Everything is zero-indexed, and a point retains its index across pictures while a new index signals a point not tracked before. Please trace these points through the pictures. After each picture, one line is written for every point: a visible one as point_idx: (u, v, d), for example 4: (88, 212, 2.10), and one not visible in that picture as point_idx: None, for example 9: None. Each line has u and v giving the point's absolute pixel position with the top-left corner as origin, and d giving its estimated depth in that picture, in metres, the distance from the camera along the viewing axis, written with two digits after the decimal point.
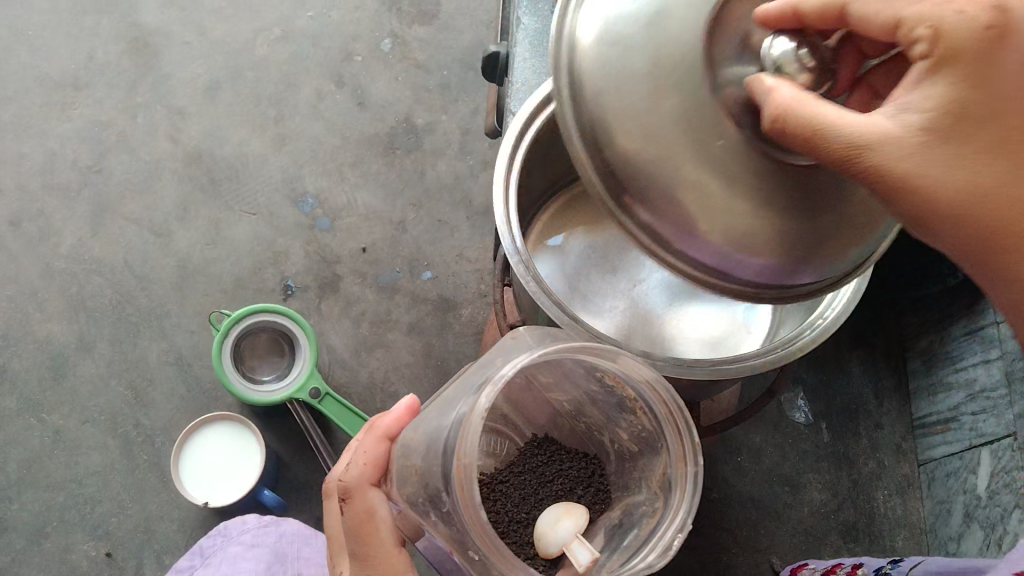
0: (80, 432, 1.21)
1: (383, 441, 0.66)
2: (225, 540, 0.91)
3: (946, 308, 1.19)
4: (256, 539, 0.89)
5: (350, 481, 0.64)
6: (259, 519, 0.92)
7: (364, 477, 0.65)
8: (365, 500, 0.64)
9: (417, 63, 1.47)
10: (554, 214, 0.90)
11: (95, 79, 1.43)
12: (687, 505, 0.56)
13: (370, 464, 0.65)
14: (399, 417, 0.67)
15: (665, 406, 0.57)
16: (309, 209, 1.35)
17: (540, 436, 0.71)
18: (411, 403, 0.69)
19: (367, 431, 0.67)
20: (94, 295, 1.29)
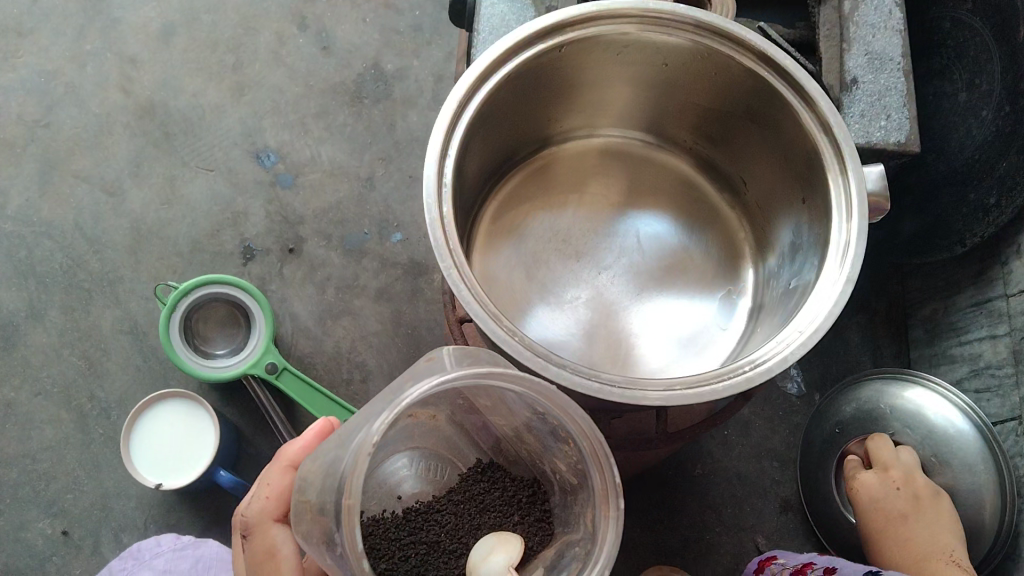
0: (33, 405, 1.16)
1: (286, 471, 0.65)
2: (135, 563, 0.91)
3: (957, 273, 1.08)
4: (169, 565, 0.90)
5: (252, 515, 0.63)
6: (173, 542, 0.93)
7: (267, 510, 0.63)
8: (265, 532, 0.62)
9: (387, 2, 1.35)
10: (513, 188, 0.80)
11: (40, 23, 1.33)
12: (606, 557, 0.51)
13: (273, 495, 0.64)
14: (303, 445, 0.66)
15: (583, 433, 0.52)
16: (271, 164, 1.27)
17: (484, 462, 0.66)
18: (319, 427, 0.68)
19: (273, 461, 0.66)
20: (44, 260, 1.22)
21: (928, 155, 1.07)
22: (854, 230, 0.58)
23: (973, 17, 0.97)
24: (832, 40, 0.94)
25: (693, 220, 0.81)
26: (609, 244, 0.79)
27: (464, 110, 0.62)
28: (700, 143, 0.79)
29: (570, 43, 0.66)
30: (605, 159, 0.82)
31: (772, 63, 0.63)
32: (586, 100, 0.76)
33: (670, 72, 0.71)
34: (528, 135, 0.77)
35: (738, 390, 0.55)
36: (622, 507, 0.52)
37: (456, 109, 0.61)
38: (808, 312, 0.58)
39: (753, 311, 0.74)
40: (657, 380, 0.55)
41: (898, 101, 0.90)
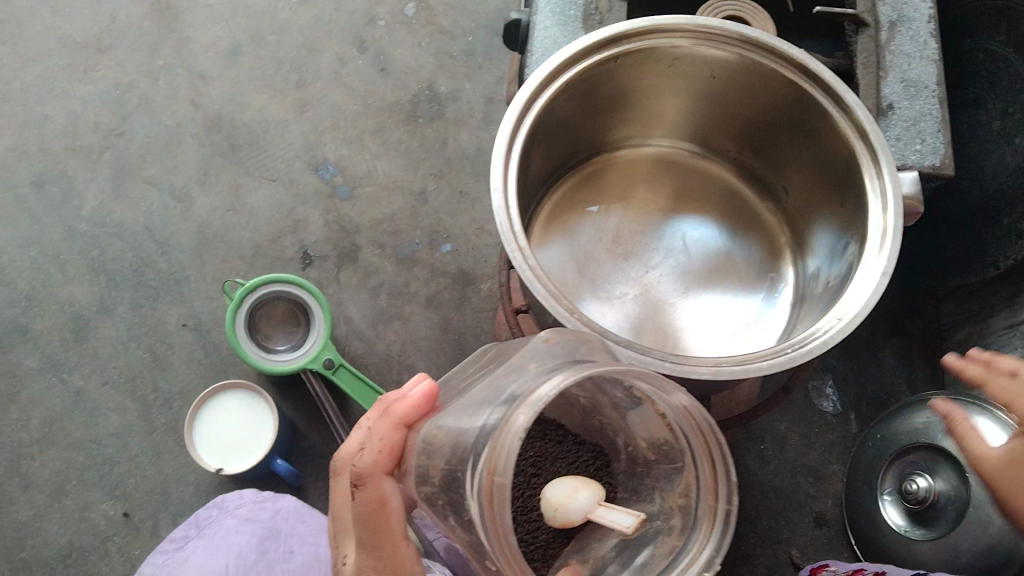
0: (100, 393, 1.23)
1: (400, 429, 0.64)
2: (219, 512, 0.92)
3: (990, 296, 1.12)
4: (251, 514, 0.90)
5: (364, 469, 0.62)
6: (255, 494, 0.93)
7: (379, 466, 0.62)
8: (378, 488, 0.62)
9: (441, 29, 1.43)
10: (566, 193, 0.87)
11: (118, 40, 1.42)
12: (715, 541, 0.56)
13: (386, 452, 0.63)
14: (417, 403, 0.64)
15: (683, 411, 0.57)
16: (330, 176, 1.34)
17: (552, 421, 0.69)
18: (432, 387, 0.66)
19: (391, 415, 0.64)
20: (115, 258, 1.29)
21: (964, 182, 1.11)
22: (890, 222, 0.64)
23: (1008, 50, 1.02)
24: (869, 66, 0.97)
25: (736, 225, 0.87)
26: (657, 245, 0.85)
27: (531, 110, 0.68)
28: (742, 152, 0.85)
29: (625, 55, 0.72)
30: (652, 166, 0.89)
31: (812, 77, 0.69)
32: (638, 110, 0.83)
33: (717, 85, 0.78)
34: (582, 142, 0.84)
35: (785, 368, 0.60)
36: (732, 502, 0.56)
37: (525, 107, 0.68)
38: (848, 299, 0.63)
39: (795, 302, 0.80)
40: (705, 362, 0.60)
41: (932, 127, 0.93)
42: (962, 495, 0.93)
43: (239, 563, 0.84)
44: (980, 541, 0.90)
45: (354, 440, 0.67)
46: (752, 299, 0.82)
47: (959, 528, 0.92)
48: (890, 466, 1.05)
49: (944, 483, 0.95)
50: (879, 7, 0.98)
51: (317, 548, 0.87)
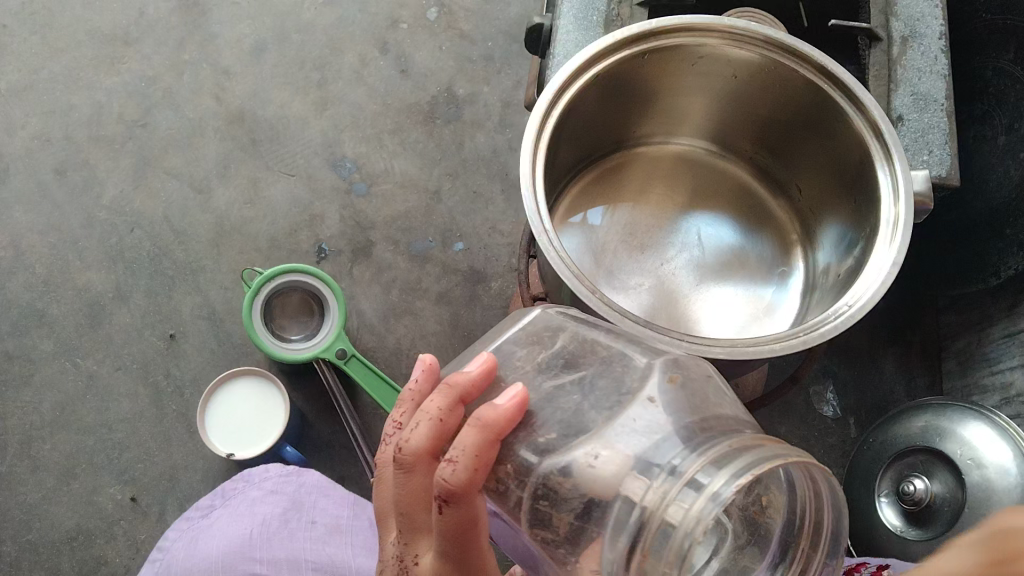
0: (113, 378, 1.25)
1: (496, 444, 0.52)
2: (245, 484, 0.94)
3: (990, 306, 1.14)
4: (276, 486, 0.92)
5: (457, 488, 0.51)
6: (282, 468, 0.95)
7: (473, 484, 0.51)
8: (469, 506, 0.52)
9: (462, 33, 1.45)
10: (585, 186, 0.89)
11: (145, 35, 1.45)
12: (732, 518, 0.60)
13: (480, 469, 0.51)
14: (511, 414, 0.52)
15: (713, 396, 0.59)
16: (347, 173, 1.36)
17: None
18: (521, 394, 0.54)
19: (480, 429, 0.51)
20: (133, 246, 1.31)
21: (967, 194, 1.13)
22: (901, 210, 0.66)
23: (1014, 66, 1.03)
24: (880, 79, 0.94)
25: (749, 224, 0.90)
26: (672, 239, 0.88)
27: (558, 99, 0.70)
28: (759, 153, 0.87)
29: (651, 52, 0.74)
30: (672, 164, 0.91)
31: (832, 78, 0.71)
32: (659, 108, 0.85)
33: (739, 84, 0.79)
34: (605, 137, 0.86)
35: (794, 350, 0.62)
36: None
37: (553, 96, 0.69)
38: (859, 286, 0.65)
39: (804, 293, 0.84)
40: (716, 344, 0.62)
41: (941, 139, 0.91)
42: (959, 497, 0.96)
43: (264, 530, 0.86)
44: None
45: (419, 432, 0.55)
46: (763, 293, 0.85)
47: (955, 527, 0.95)
48: (887, 469, 1.06)
49: (940, 485, 0.98)
50: (892, 21, 0.96)
51: (338, 519, 0.90)
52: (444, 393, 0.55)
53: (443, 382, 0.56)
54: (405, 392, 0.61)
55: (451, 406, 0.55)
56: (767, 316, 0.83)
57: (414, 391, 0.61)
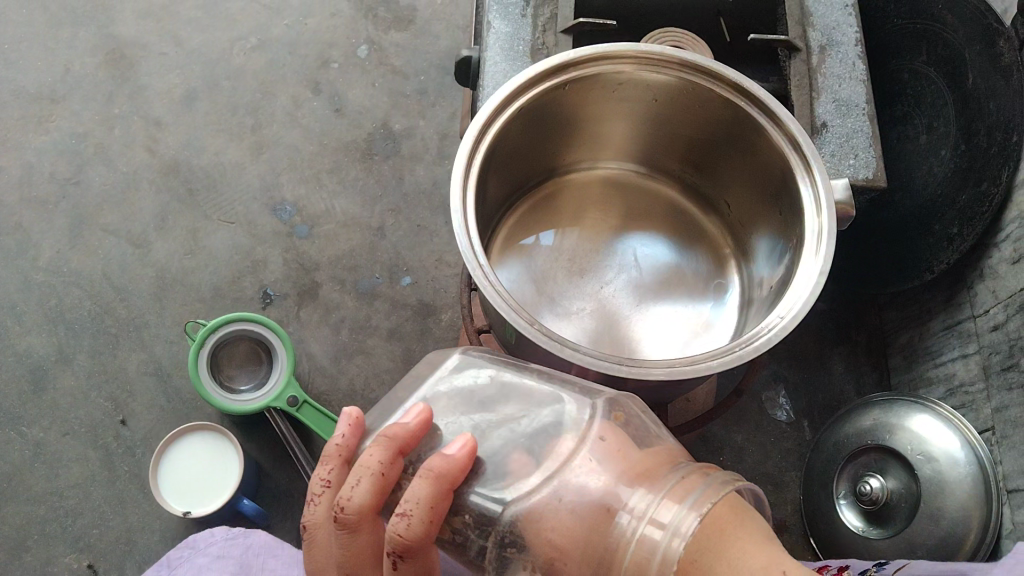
0: (61, 443, 1.21)
1: (448, 494, 0.52)
2: (191, 551, 0.92)
3: (929, 301, 1.17)
4: (223, 551, 0.90)
5: (414, 541, 0.52)
6: (227, 530, 0.93)
7: (429, 536, 0.52)
8: (426, 557, 0.53)
9: (394, 69, 1.46)
10: (520, 216, 0.90)
11: (72, 91, 1.43)
12: None
13: (435, 521, 0.52)
14: (464, 463, 0.52)
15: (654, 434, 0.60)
16: (288, 217, 1.35)
17: None
18: (469, 443, 0.54)
19: (436, 482, 0.51)
20: (73, 307, 1.29)
21: (895, 193, 1.15)
22: (823, 221, 0.68)
23: (928, 68, 1.08)
24: (801, 88, 0.96)
25: (684, 239, 0.91)
26: (610, 262, 0.89)
27: (482, 137, 0.71)
28: (687, 171, 0.89)
29: (570, 82, 0.75)
30: (604, 188, 0.93)
31: (745, 93, 0.73)
32: (585, 133, 0.86)
33: (660, 106, 0.81)
34: (535, 166, 0.87)
35: (726, 367, 0.63)
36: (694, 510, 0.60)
37: (476, 134, 0.70)
38: (791, 297, 0.66)
39: (741, 305, 0.85)
40: (654, 365, 0.63)
41: (864, 143, 0.93)
42: (914, 491, 0.98)
43: None
44: (934, 533, 0.95)
45: (360, 490, 0.54)
46: (702, 307, 0.86)
47: (914, 521, 0.96)
48: (841, 471, 1.08)
49: (895, 481, 1.00)
50: (809, 32, 0.98)
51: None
52: (383, 448, 0.55)
53: (380, 436, 0.55)
54: (329, 446, 0.60)
55: (391, 460, 0.55)
56: (706, 330, 0.84)
57: (340, 447, 0.60)
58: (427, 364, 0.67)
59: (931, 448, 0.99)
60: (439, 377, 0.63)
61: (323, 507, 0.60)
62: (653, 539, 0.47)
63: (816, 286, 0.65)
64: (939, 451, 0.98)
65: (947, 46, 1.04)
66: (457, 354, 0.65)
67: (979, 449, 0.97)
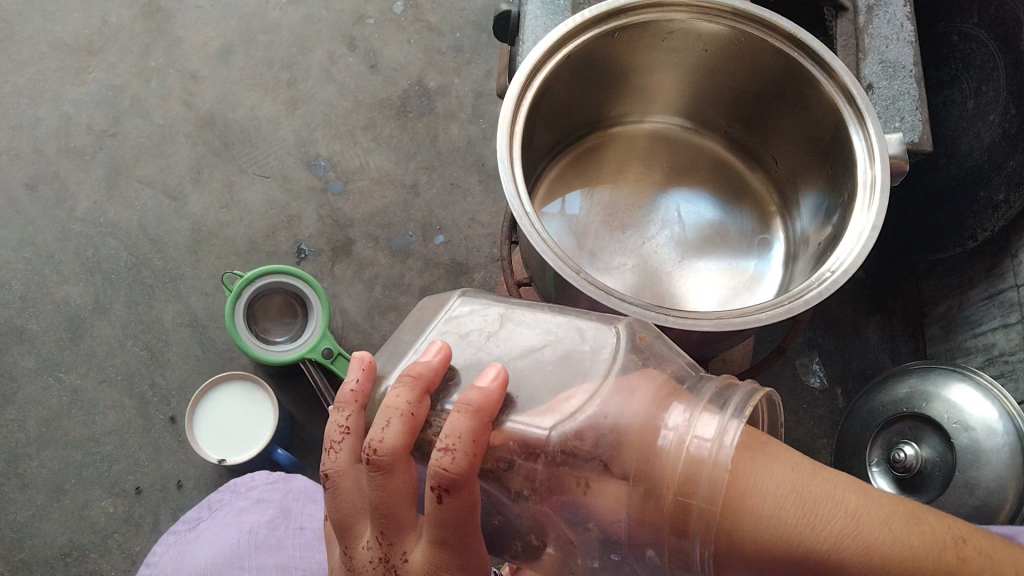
0: (97, 390, 1.23)
1: (488, 426, 0.51)
2: (232, 494, 0.94)
3: (970, 269, 1.15)
4: (263, 494, 0.92)
5: (460, 474, 0.49)
6: (266, 476, 0.95)
7: (473, 468, 0.50)
8: (470, 492, 0.50)
9: (430, 25, 1.44)
10: (561, 170, 0.91)
11: (109, 43, 1.43)
12: None
13: (478, 454, 0.50)
14: (499, 395, 0.51)
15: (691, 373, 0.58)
16: (322, 172, 1.35)
17: None
18: (502, 373, 0.53)
19: (476, 414, 0.50)
20: (110, 257, 1.30)
21: (941, 158, 1.12)
22: (876, 173, 0.67)
23: (978, 30, 1.03)
24: (848, 49, 0.89)
25: (727, 196, 0.92)
26: (653, 217, 0.89)
27: (528, 87, 0.70)
28: (733, 125, 0.89)
29: (620, 29, 0.74)
30: (648, 142, 0.93)
31: (799, 44, 0.71)
32: (631, 84, 0.86)
33: (710, 58, 0.80)
34: (580, 118, 0.87)
35: (777, 321, 0.62)
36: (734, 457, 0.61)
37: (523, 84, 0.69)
38: (841, 251, 0.66)
39: (788, 260, 0.86)
40: (701, 317, 0.62)
41: (911, 106, 0.86)
42: (949, 460, 0.97)
43: (252, 537, 0.85)
44: (967, 502, 0.94)
45: (391, 431, 0.52)
46: (746, 263, 0.87)
47: (947, 491, 0.96)
48: (875, 438, 1.06)
49: (931, 449, 0.99)
50: None
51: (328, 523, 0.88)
52: (409, 387, 0.53)
53: (405, 376, 0.53)
54: (344, 392, 0.57)
55: (419, 399, 0.53)
56: (749, 286, 0.85)
57: (356, 392, 0.57)
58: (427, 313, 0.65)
59: (969, 416, 0.97)
60: (444, 317, 0.61)
61: (345, 456, 0.57)
62: (701, 449, 0.48)
63: (863, 246, 0.64)
64: (978, 423, 0.96)
65: (1002, 8, 0.99)
66: (455, 296, 0.63)
67: (1016, 420, 0.94)
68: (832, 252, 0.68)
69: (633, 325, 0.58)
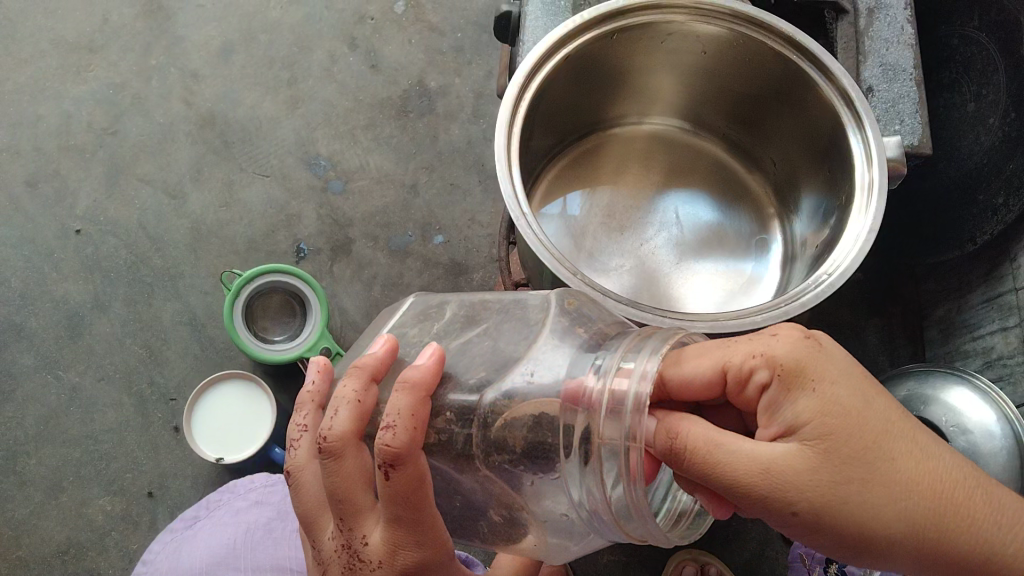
0: (96, 388, 1.23)
1: (423, 399, 0.52)
2: (232, 495, 0.94)
3: (969, 272, 1.15)
4: (262, 496, 0.92)
5: (403, 449, 0.50)
6: (268, 478, 0.95)
7: (417, 442, 0.51)
8: (419, 466, 0.51)
9: (431, 26, 1.44)
10: (561, 171, 0.91)
11: (110, 42, 1.43)
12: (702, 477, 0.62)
13: (420, 427, 0.51)
14: (434, 370, 0.53)
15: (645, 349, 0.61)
16: (322, 172, 1.35)
17: None
18: (437, 352, 0.55)
19: (412, 390, 0.51)
20: (109, 256, 1.30)
21: (940, 161, 1.12)
22: (874, 175, 0.67)
23: (980, 33, 1.02)
24: (848, 52, 0.88)
25: (726, 199, 0.92)
26: (652, 218, 0.90)
27: (524, 98, 0.70)
28: (731, 127, 0.89)
29: (618, 31, 0.74)
30: (649, 143, 0.93)
31: (797, 47, 0.72)
32: (630, 86, 0.86)
33: (708, 60, 0.80)
34: (579, 119, 0.87)
35: (777, 321, 0.62)
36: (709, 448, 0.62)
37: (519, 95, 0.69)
38: (839, 254, 0.66)
39: (784, 260, 0.86)
40: (700, 319, 0.62)
41: (911, 108, 0.85)
42: None
43: (248, 538, 0.86)
44: None
45: (340, 418, 0.53)
46: (744, 264, 0.87)
47: None
48: None
49: None
50: None
51: None
52: (352, 373, 0.55)
53: (351, 367, 0.55)
54: (301, 394, 0.60)
55: (366, 386, 0.54)
56: (746, 287, 0.86)
57: (312, 391, 0.60)
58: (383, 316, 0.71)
59: (969, 420, 0.97)
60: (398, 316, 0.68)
61: (305, 450, 0.58)
62: (621, 388, 0.50)
63: (858, 252, 0.64)
64: (981, 429, 0.96)
65: (1004, 11, 0.98)
66: (411, 299, 0.71)
67: (1015, 425, 0.94)
68: (832, 251, 0.69)
69: (560, 292, 0.60)
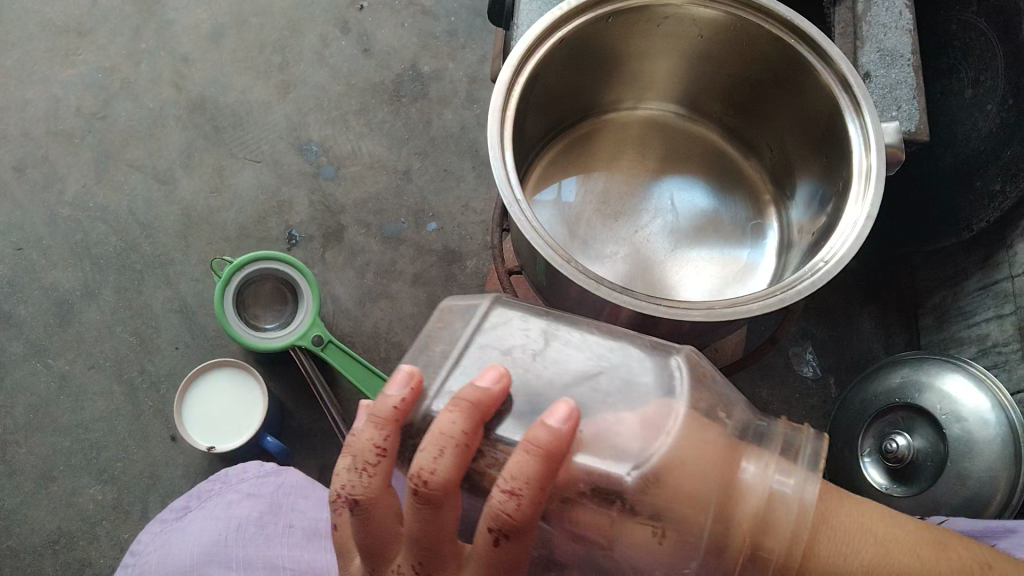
0: (86, 376, 1.22)
1: (554, 470, 0.48)
2: (223, 485, 0.94)
3: (964, 259, 1.14)
4: (253, 487, 0.91)
5: (523, 522, 0.48)
6: (259, 468, 0.94)
7: (535, 513, 0.49)
8: (531, 536, 0.49)
9: (423, 9, 1.43)
10: (554, 157, 0.90)
11: (98, 25, 1.41)
12: None
13: (543, 497, 0.48)
14: (570, 438, 0.49)
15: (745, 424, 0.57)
16: (314, 157, 1.34)
17: None
18: (571, 411, 0.50)
19: (546, 459, 0.48)
20: (99, 242, 1.29)
21: (937, 148, 1.11)
22: (873, 161, 0.66)
23: (977, 18, 1.01)
24: (845, 37, 0.88)
25: (722, 184, 0.91)
26: (647, 206, 0.89)
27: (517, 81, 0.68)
28: (727, 111, 0.88)
29: (613, 15, 0.73)
30: (644, 128, 0.92)
31: (796, 32, 0.70)
32: (627, 71, 0.85)
33: (706, 44, 0.79)
34: (575, 104, 0.86)
35: (772, 309, 0.61)
36: None
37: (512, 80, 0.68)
38: (835, 240, 0.65)
39: (780, 249, 0.85)
40: (693, 305, 0.61)
41: (909, 94, 0.83)
42: (942, 450, 0.96)
43: (240, 529, 0.85)
44: (959, 493, 0.93)
45: (445, 464, 0.49)
46: (739, 254, 0.86)
47: (940, 482, 0.94)
48: (867, 429, 1.04)
49: (923, 440, 0.97)
50: None
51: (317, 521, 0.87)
52: (466, 415, 0.49)
53: (461, 401, 0.50)
54: (385, 409, 0.51)
55: (474, 431, 0.50)
56: (740, 277, 0.85)
57: (397, 410, 0.51)
58: (448, 311, 0.60)
59: (964, 407, 0.96)
60: (474, 333, 0.57)
61: (379, 477, 0.52)
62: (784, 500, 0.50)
63: (849, 240, 0.64)
64: (975, 417, 0.95)
65: None
66: (490, 301, 0.60)
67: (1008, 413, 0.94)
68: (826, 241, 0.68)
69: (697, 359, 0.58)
